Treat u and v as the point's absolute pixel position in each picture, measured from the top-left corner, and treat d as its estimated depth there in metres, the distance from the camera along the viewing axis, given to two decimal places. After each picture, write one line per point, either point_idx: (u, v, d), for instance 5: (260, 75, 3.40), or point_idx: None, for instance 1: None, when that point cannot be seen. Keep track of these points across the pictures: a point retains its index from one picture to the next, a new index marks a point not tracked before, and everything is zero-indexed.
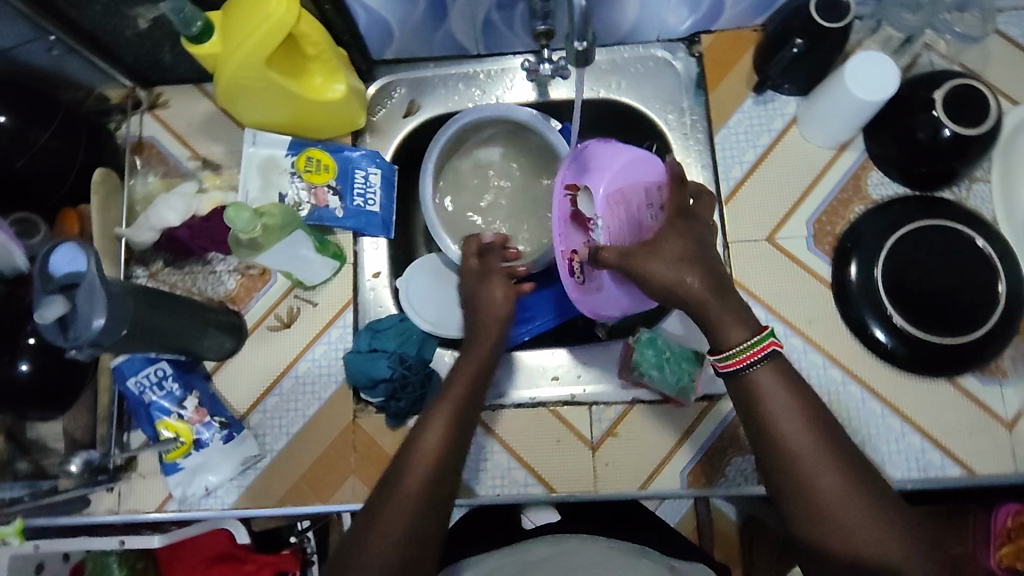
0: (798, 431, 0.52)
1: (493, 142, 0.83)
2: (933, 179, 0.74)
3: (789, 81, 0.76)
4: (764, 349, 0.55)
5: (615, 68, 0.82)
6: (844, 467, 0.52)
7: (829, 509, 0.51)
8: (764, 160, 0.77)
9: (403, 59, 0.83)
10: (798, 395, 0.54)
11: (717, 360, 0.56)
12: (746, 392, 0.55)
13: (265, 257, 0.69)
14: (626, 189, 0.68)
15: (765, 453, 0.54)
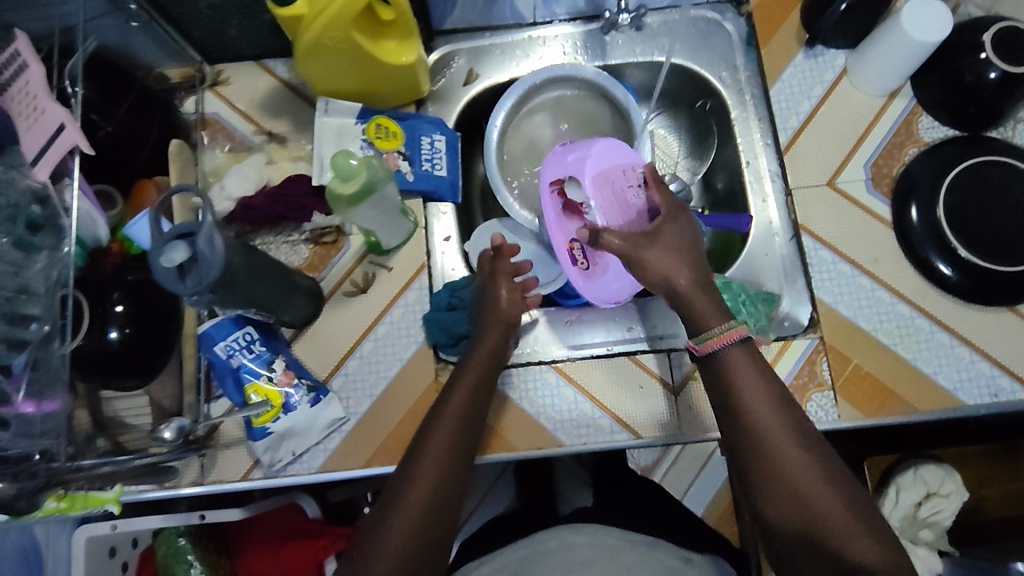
0: (763, 405, 0.59)
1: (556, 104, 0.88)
2: (980, 120, 0.78)
3: (838, 35, 0.80)
4: (735, 336, 0.61)
5: (666, 31, 0.86)
6: (800, 438, 0.58)
7: (792, 476, 0.57)
8: (819, 110, 0.81)
9: (460, 29, 0.86)
10: (764, 374, 0.61)
11: (694, 344, 0.62)
12: (718, 370, 0.61)
13: (355, 214, 0.70)
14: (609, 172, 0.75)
15: (733, 428, 0.60)
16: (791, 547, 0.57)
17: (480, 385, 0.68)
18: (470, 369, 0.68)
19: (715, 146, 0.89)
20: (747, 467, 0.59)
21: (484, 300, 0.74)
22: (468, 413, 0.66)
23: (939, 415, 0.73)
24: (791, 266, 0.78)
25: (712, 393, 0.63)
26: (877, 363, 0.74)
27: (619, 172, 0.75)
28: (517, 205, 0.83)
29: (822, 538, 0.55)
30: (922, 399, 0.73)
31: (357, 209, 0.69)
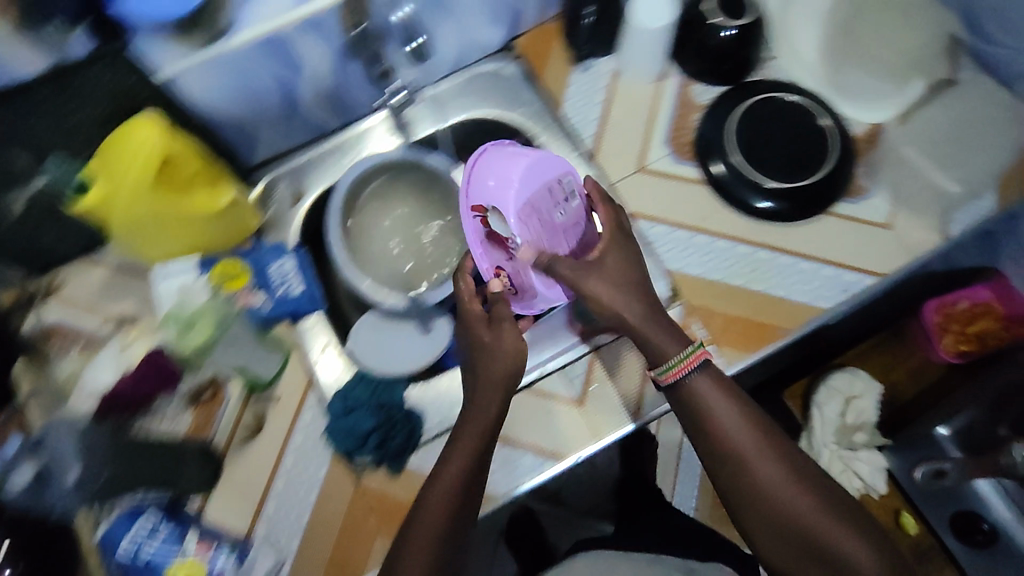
0: (737, 428, 0.63)
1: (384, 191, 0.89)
2: (735, 73, 0.89)
3: (597, 47, 0.90)
4: (695, 362, 0.65)
5: (456, 93, 0.93)
6: (774, 453, 0.62)
7: (769, 488, 0.61)
8: (607, 112, 0.90)
9: (273, 157, 0.90)
10: (732, 396, 0.65)
11: (660, 374, 0.65)
12: (687, 399, 0.65)
13: (215, 358, 0.75)
14: (534, 199, 0.71)
15: (709, 450, 0.64)
16: (780, 555, 0.62)
17: (474, 467, 0.65)
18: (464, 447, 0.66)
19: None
20: (728, 485, 0.63)
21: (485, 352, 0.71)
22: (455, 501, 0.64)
23: (810, 325, 0.79)
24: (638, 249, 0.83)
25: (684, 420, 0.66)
26: (738, 304, 0.79)
27: (544, 197, 0.72)
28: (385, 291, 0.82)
29: (807, 543, 0.60)
30: (789, 318, 0.78)
31: (212, 354, 0.74)
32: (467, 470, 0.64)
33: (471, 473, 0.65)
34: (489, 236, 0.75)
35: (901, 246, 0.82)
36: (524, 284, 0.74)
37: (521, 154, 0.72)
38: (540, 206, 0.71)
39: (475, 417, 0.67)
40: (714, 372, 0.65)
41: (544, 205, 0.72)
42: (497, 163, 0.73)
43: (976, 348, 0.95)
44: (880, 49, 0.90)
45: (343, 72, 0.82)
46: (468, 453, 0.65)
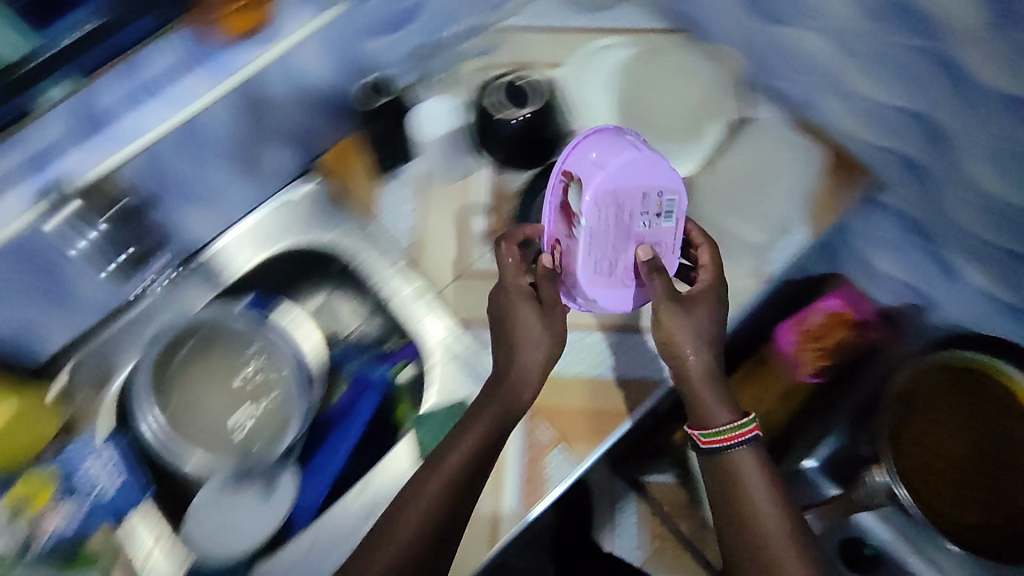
0: (771, 512, 0.68)
1: (211, 358, 0.82)
2: (542, 152, 0.88)
3: (398, 153, 0.86)
4: (746, 437, 0.70)
5: (265, 227, 0.88)
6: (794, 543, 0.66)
7: (772, 550, 0.66)
8: (422, 219, 0.87)
9: (76, 339, 0.82)
10: (773, 477, 0.70)
11: (702, 436, 0.71)
12: (728, 470, 0.70)
13: None
14: (623, 193, 0.70)
15: (733, 522, 0.69)
16: None
17: (475, 485, 0.67)
18: (456, 456, 0.68)
19: (362, 299, 0.90)
20: (734, 541, 0.69)
21: (516, 360, 0.72)
22: (426, 519, 0.66)
23: (650, 403, 0.78)
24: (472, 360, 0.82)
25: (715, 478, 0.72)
26: (578, 396, 0.78)
27: (635, 199, 0.71)
28: (202, 460, 0.77)
29: None
30: (629, 399, 0.78)
31: None
32: (453, 489, 0.67)
33: (471, 476, 0.67)
34: (563, 206, 0.74)
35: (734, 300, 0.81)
36: (566, 266, 0.74)
37: (633, 145, 0.71)
38: (625, 203, 0.71)
39: (456, 442, 0.69)
40: (757, 452, 0.71)
41: (630, 207, 0.71)
42: (605, 141, 0.72)
43: (832, 360, 1.00)
44: (661, 103, 0.90)
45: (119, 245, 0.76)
46: (451, 480, 0.67)
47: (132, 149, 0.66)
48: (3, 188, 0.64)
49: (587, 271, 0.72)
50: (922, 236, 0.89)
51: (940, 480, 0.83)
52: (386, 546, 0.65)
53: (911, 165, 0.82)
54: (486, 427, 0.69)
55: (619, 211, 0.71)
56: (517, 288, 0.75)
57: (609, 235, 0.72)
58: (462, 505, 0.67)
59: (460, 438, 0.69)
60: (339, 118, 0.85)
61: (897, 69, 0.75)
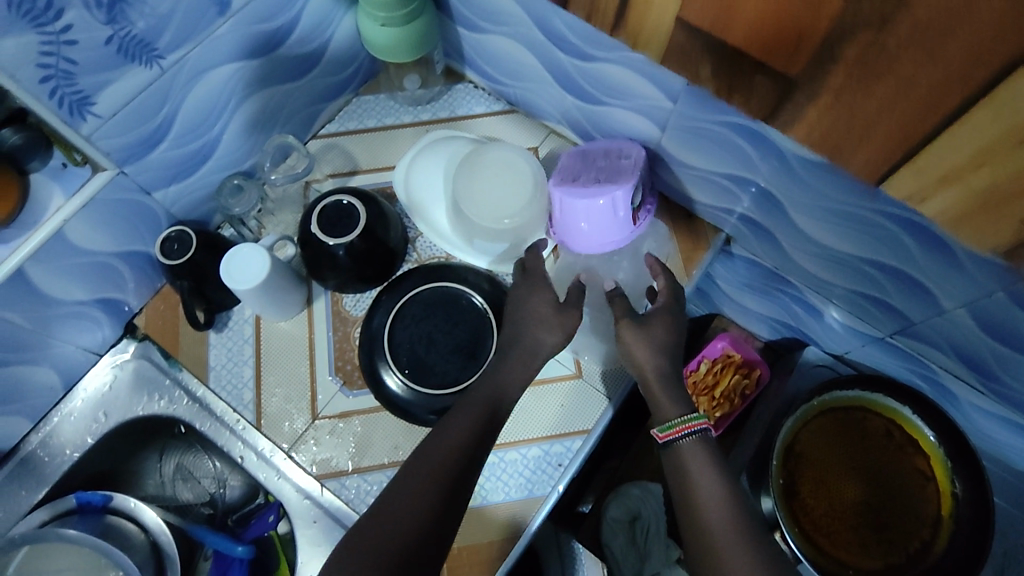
0: (713, 502, 0.63)
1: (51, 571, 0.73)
2: (381, 269, 0.83)
3: (222, 301, 0.80)
4: (695, 427, 0.68)
5: (85, 408, 0.80)
6: (743, 538, 0.60)
7: (719, 544, 0.60)
8: (261, 366, 0.80)
9: None
10: (719, 468, 0.66)
11: (658, 432, 0.69)
12: (676, 468, 0.67)
13: None
14: (587, 151, 0.81)
15: (689, 522, 0.64)
16: None
17: (463, 467, 0.64)
18: (461, 423, 0.67)
19: (218, 461, 0.85)
20: (691, 541, 0.63)
21: (528, 347, 0.73)
22: (415, 508, 0.61)
23: (533, 527, 0.77)
24: (340, 516, 0.76)
25: (670, 475, 0.68)
26: (469, 531, 0.77)
27: (597, 150, 0.81)
28: None
29: None
30: (516, 524, 0.77)
31: None
32: (453, 462, 0.64)
33: (467, 452, 0.65)
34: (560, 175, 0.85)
35: (592, 393, 0.82)
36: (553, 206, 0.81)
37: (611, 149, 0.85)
38: (585, 157, 0.81)
39: (462, 415, 0.68)
40: (709, 446, 0.67)
41: (592, 156, 0.80)
42: None
43: (730, 408, 0.97)
44: None
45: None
46: (463, 438, 0.65)
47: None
48: None
49: (557, 175, 0.80)
50: (778, 282, 0.88)
51: (842, 527, 0.86)
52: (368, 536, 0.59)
53: (748, 220, 0.81)
54: (483, 406, 0.68)
55: (608, 140, 0.81)
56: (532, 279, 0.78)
57: (581, 165, 0.80)
58: (453, 492, 0.62)
59: (441, 436, 0.66)
60: (147, 274, 0.80)
61: (705, 144, 0.73)
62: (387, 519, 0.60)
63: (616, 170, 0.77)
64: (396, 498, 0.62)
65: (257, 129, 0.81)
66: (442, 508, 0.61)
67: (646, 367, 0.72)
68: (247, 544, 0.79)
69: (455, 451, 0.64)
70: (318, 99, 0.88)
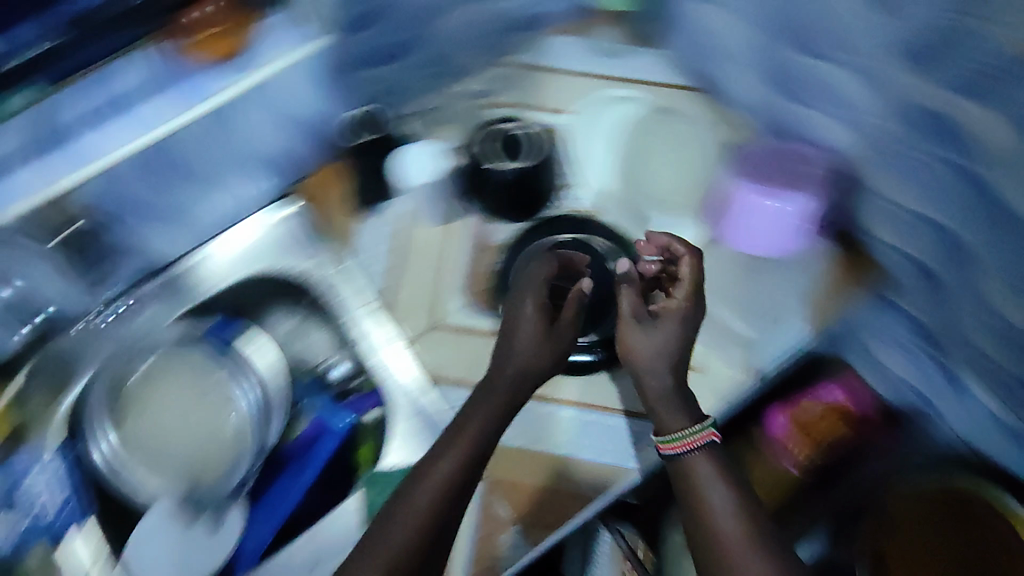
0: (727, 514, 0.63)
1: (183, 372, 0.82)
2: (535, 206, 0.84)
3: (382, 189, 0.85)
4: (702, 438, 0.66)
5: (238, 250, 0.87)
6: (761, 549, 0.61)
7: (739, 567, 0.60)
8: (400, 259, 0.85)
9: (35, 340, 0.82)
10: (731, 479, 0.65)
11: (661, 444, 0.67)
12: (684, 481, 0.66)
13: None
14: (776, 154, 0.80)
15: (697, 541, 0.64)
16: None
17: (474, 450, 0.66)
18: (475, 414, 0.69)
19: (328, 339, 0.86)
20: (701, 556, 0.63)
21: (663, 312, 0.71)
22: (445, 494, 0.64)
23: (614, 494, 0.75)
24: (438, 416, 0.80)
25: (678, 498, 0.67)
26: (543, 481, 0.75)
27: (785, 156, 0.80)
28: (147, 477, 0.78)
29: None
30: (601, 483, 0.75)
31: None
32: (471, 451, 0.66)
33: (484, 448, 0.67)
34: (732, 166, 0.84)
35: (715, 393, 0.75)
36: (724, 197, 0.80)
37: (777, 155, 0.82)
38: (773, 159, 0.80)
39: (478, 405, 0.69)
40: (717, 453, 0.67)
41: (780, 161, 0.80)
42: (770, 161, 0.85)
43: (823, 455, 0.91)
44: (653, 170, 0.86)
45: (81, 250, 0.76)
46: (487, 409, 0.69)
47: (43, 198, 0.66)
48: (142, 94, 0.69)
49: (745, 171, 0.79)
50: (931, 344, 0.81)
51: None
52: (403, 512, 0.62)
53: (927, 270, 0.74)
54: (506, 396, 0.70)
55: (800, 147, 0.79)
56: (519, 300, 0.73)
57: (768, 166, 0.79)
58: (473, 473, 0.66)
59: (396, 515, 0.63)
60: (323, 144, 0.86)
61: (912, 174, 0.67)
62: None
63: (802, 182, 0.77)
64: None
65: (456, 39, 0.83)
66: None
67: (652, 374, 0.69)
68: (349, 414, 0.81)
69: (477, 438, 0.67)
70: (518, 25, 0.88)
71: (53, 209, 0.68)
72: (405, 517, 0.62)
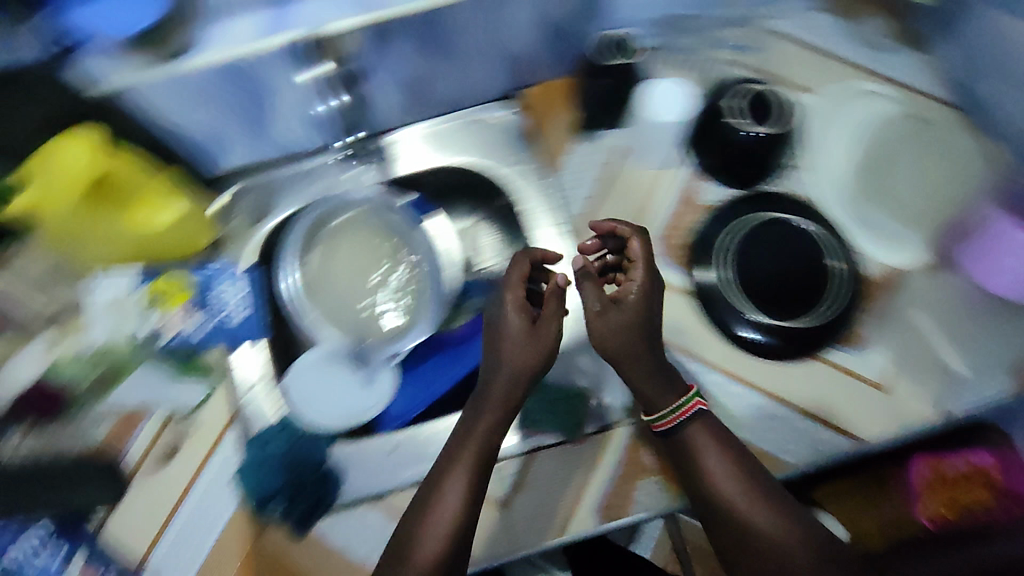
0: (727, 477, 0.67)
1: (368, 233, 0.88)
2: (753, 176, 0.81)
3: (607, 118, 0.85)
4: (690, 409, 0.70)
5: (450, 137, 0.88)
6: (769, 505, 0.66)
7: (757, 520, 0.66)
8: (602, 192, 0.84)
9: (249, 168, 0.86)
10: (726, 445, 0.69)
11: (655, 423, 0.70)
12: (686, 452, 0.69)
13: (122, 394, 0.72)
14: None
15: (711, 507, 0.68)
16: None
17: (494, 433, 0.70)
18: (490, 403, 0.72)
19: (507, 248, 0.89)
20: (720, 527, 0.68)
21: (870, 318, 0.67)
22: (474, 479, 0.67)
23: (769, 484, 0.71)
24: None
25: (677, 473, 0.70)
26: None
27: None
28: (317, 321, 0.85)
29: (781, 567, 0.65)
30: None
31: (112, 393, 0.71)
32: (486, 437, 0.69)
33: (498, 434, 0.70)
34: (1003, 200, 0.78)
35: (894, 415, 0.72)
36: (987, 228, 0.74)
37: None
38: None
39: (483, 401, 0.72)
40: (706, 423, 0.70)
41: None
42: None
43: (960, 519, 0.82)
44: (884, 177, 0.81)
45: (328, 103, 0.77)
46: (499, 400, 0.72)
47: (302, 34, 0.65)
48: None
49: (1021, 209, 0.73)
50: None
51: None
52: (437, 508, 0.65)
53: None
54: (507, 383, 0.72)
55: None
56: (513, 279, 0.78)
57: None
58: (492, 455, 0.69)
59: (446, 479, 0.67)
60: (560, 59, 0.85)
61: None
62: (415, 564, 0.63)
63: None
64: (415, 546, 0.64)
65: None
66: (456, 558, 0.64)
67: (627, 356, 0.71)
68: None
69: (489, 428, 0.70)
70: None
71: (329, 46, 0.67)
72: (440, 514, 0.65)
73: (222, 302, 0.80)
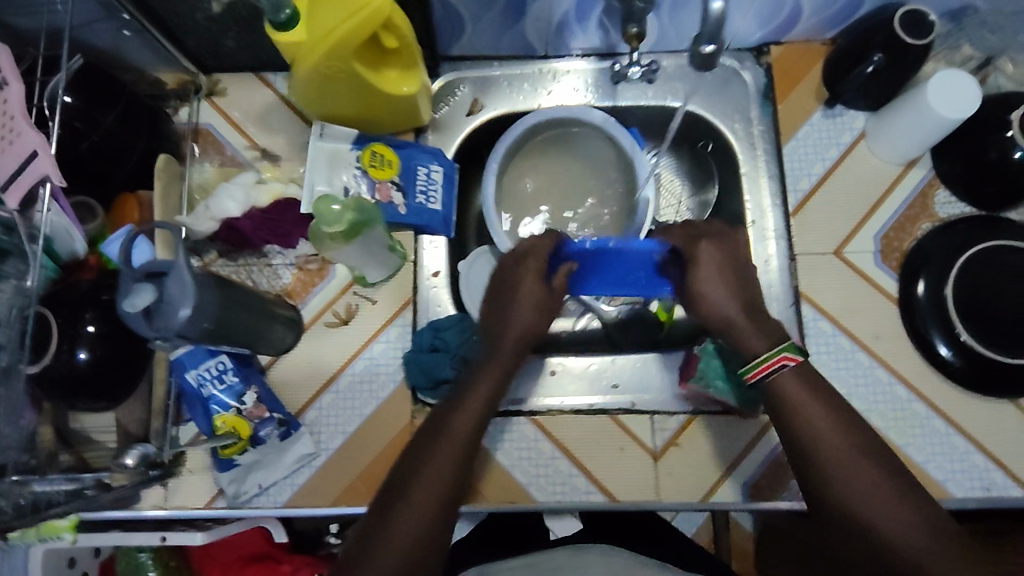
0: (824, 431, 0.55)
1: (566, 149, 0.82)
2: (999, 200, 0.74)
3: (860, 98, 0.76)
4: (780, 361, 0.57)
5: (682, 75, 0.82)
6: (870, 466, 0.54)
7: (871, 496, 0.53)
8: (831, 174, 0.78)
9: (467, 56, 0.82)
10: (826, 396, 0.57)
11: (744, 373, 0.59)
12: (776, 403, 0.58)
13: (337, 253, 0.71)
14: None
15: (800, 461, 0.56)
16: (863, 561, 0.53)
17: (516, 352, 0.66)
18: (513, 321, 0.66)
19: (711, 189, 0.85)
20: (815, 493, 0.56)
21: None
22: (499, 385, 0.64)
23: None
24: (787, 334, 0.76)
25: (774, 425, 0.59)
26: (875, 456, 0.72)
27: None
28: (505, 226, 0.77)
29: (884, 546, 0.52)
30: None
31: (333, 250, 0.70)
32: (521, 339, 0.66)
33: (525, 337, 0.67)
34: None
35: None
36: None
37: None
38: None
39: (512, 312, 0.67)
40: (804, 372, 0.58)
41: None
42: None
43: None
44: None
45: (578, 6, 0.72)
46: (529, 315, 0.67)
47: None
48: None
49: None
50: None
51: None
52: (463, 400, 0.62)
53: None
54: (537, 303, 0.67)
55: None
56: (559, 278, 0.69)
57: None
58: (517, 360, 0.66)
59: (478, 378, 0.64)
60: (833, 23, 0.77)
61: None
62: (444, 440, 0.59)
63: None
64: (423, 452, 0.59)
65: None
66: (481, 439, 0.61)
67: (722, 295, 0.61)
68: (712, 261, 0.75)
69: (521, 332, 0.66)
70: None
71: None
72: (467, 405, 0.61)
73: (424, 181, 0.77)
